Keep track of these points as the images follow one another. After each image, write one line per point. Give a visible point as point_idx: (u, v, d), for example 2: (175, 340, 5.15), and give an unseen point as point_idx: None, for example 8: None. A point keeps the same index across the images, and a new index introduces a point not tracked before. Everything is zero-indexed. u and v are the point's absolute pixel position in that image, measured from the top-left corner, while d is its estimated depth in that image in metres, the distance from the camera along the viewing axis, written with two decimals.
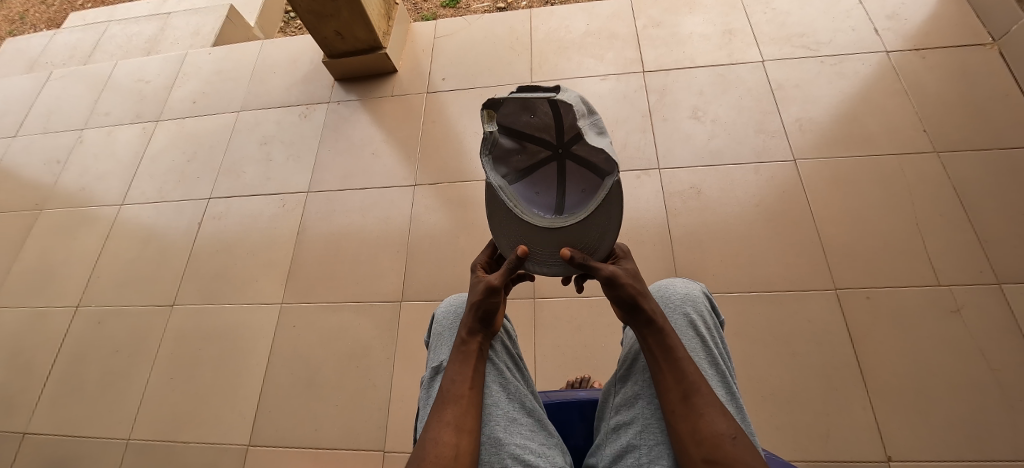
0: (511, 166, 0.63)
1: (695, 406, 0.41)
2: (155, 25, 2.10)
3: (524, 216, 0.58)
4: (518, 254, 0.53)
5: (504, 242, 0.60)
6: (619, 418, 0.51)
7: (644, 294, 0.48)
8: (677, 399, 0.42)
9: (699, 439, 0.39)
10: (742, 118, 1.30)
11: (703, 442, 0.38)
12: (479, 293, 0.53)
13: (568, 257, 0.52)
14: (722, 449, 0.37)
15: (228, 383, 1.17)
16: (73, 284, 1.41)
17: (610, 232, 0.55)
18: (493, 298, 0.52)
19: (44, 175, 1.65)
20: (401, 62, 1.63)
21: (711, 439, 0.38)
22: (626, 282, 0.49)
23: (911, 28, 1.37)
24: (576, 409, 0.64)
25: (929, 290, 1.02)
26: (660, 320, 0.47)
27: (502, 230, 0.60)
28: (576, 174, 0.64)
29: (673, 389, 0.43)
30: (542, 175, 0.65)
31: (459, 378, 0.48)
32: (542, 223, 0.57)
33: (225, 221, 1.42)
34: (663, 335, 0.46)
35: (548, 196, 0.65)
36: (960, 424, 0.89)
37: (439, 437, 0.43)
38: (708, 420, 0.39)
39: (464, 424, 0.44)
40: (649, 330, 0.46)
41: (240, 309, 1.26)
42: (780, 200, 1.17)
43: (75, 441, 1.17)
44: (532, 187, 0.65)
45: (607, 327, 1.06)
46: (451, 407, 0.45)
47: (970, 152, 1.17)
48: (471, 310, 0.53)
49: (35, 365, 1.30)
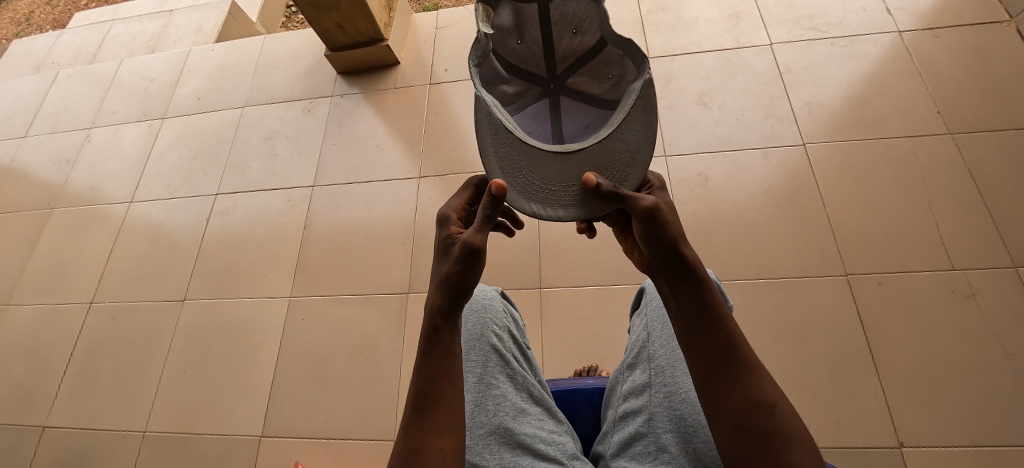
0: (504, 96, 0.62)
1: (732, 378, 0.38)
2: (158, 22, 2.11)
3: (532, 144, 0.52)
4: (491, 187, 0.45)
5: (495, 175, 0.50)
6: (628, 406, 0.53)
7: (658, 244, 0.42)
8: (706, 366, 0.39)
9: (731, 406, 0.37)
10: (749, 103, 1.28)
11: (738, 409, 0.36)
12: (450, 265, 0.44)
13: (593, 185, 0.46)
14: (758, 416, 0.36)
15: (240, 375, 1.19)
16: (86, 281, 1.43)
17: (643, 157, 0.50)
18: (472, 256, 0.43)
19: (54, 174, 1.67)
20: (402, 54, 1.62)
21: (744, 406, 0.36)
22: (650, 224, 0.42)
23: (924, 7, 1.33)
24: (584, 397, 0.64)
25: (942, 274, 1.01)
26: (700, 266, 0.41)
27: (506, 161, 0.50)
28: (571, 109, 0.64)
29: (700, 356, 0.39)
30: (534, 111, 0.65)
31: (439, 374, 0.40)
32: (554, 150, 0.52)
33: (232, 217, 1.43)
34: (705, 287, 0.40)
35: (544, 131, 0.64)
36: (972, 408, 0.88)
37: (432, 446, 0.36)
38: (745, 386, 0.37)
39: (455, 423, 0.38)
40: (688, 280, 0.41)
41: (249, 303, 1.27)
42: (789, 186, 1.15)
43: (93, 435, 1.19)
44: (526, 121, 0.64)
45: (615, 316, 1.06)
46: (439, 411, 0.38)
47: (985, 133, 1.14)
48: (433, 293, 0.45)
49: (51, 361, 1.32)
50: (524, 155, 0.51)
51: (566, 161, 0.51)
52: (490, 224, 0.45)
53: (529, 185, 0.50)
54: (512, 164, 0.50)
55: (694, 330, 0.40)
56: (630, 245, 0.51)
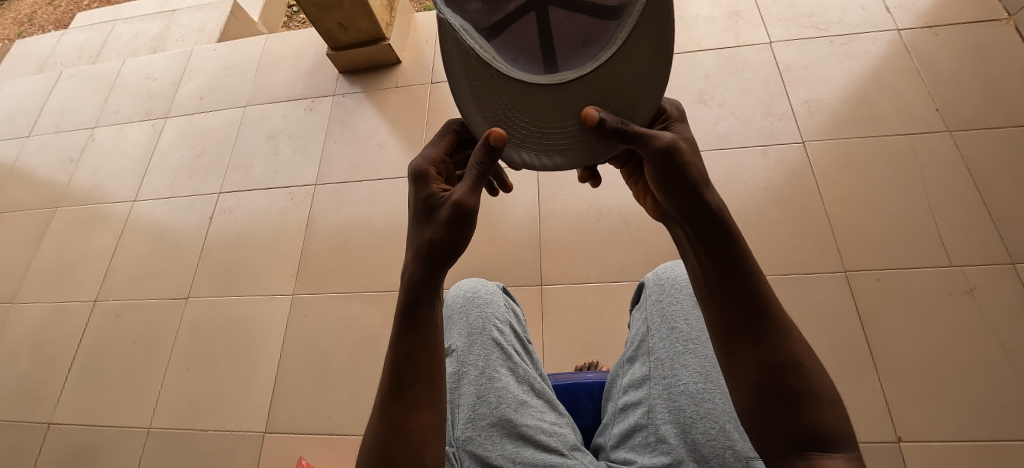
0: (468, 18, 0.43)
1: (761, 337, 0.38)
2: (161, 22, 2.12)
3: (514, 74, 0.43)
4: (490, 138, 0.41)
5: (474, 118, 0.45)
6: (628, 398, 0.54)
7: (686, 193, 0.41)
8: (735, 321, 0.39)
9: (754, 366, 0.38)
10: (749, 101, 1.29)
11: (762, 369, 0.38)
12: (436, 230, 0.42)
13: (595, 122, 0.40)
14: (782, 376, 0.37)
15: (243, 371, 1.20)
16: (91, 279, 1.44)
17: (654, 85, 0.42)
18: (465, 219, 0.42)
19: (58, 173, 1.68)
20: (403, 53, 1.63)
21: (769, 367, 0.38)
22: (671, 168, 0.41)
23: (923, 5, 1.34)
24: (585, 391, 0.65)
25: (942, 271, 1.01)
26: (727, 214, 0.41)
27: (485, 101, 0.44)
28: (570, 22, 0.42)
29: (727, 312, 0.39)
30: (515, 30, 0.43)
31: (418, 353, 0.41)
32: (545, 81, 0.43)
33: (235, 215, 1.44)
34: (735, 239, 0.40)
35: (534, 61, 0.44)
36: (970, 403, 0.89)
37: (413, 423, 0.39)
38: (774, 345, 0.38)
39: (435, 402, 0.41)
40: (716, 229, 0.40)
41: (253, 300, 1.28)
42: (788, 183, 1.16)
43: (99, 431, 1.21)
44: (505, 53, 0.44)
45: (615, 312, 1.07)
46: (418, 386, 0.40)
47: (984, 131, 1.14)
48: (412, 261, 0.43)
49: (57, 358, 1.33)
50: (507, 90, 0.43)
51: (558, 94, 0.42)
52: (481, 179, 0.43)
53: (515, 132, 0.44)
54: (495, 104, 0.44)
55: (723, 285, 0.39)
56: (642, 190, 0.53)
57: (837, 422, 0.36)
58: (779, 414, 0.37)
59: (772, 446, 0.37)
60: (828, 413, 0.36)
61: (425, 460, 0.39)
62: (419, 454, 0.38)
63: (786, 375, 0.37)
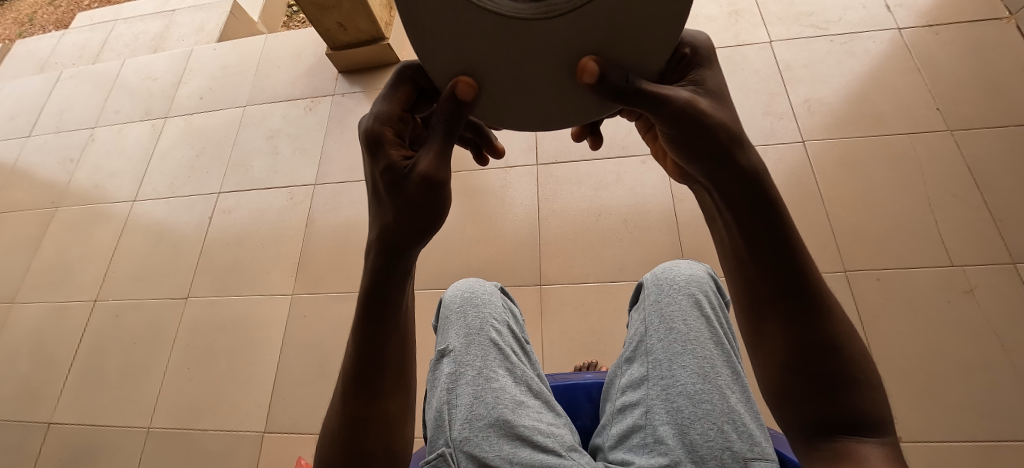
0: None
1: (789, 315, 0.37)
2: (161, 22, 2.11)
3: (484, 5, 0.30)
4: (456, 91, 0.35)
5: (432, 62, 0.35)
6: (626, 399, 0.54)
7: (709, 163, 0.36)
8: (766, 298, 0.38)
9: (785, 346, 0.38)
10: (749, 100, 1.28)
11: (795, 350, 0.37)
12: (406, 206, 0.34)
13: (591, 81, 0.33)
14: (818, 359, 0.36)
15: (243, 371, 1.20)
16: (91, 279, 1.44)
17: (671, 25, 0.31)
18: (435, 197, 0.34)
19: (58, 173, 1.68)
20: (403, 53, 1.62)
21: (804, 349, 0.37)
22: (693, 130, 0.34)
23: (924, 4, 1.33)
24: (583, 391, 0.65)
25: (942, 271, 1.01)
26: (765, 178, 0.35)
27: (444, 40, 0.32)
28: None
29: (759, 289, 0.38)
30: None
31: (389, 344, 0.40)
32: (524, 19, 0.30)
33: (235, 215, 1.44)
34: (777, 211, 0.35)
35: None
36: (970, 403, 0.89)
37: (382, 410, 0.40)
38: (812, 327, 0.36)
39: (403, 388, 0.42)
40: (756, 201, 0.35)
41: (252, 300, 1.28)
42: (788, 183, 1.16)
43: (99, 431, 1.21)
44: None
45: (614, 312, 1.07)
46: (391, 378, 0.40)
47: (985, 130, 1.14)
48: (375, 246, 0.37)
49: (57, 358, 1.34)
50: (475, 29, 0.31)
51: (544, 39, 0.32)
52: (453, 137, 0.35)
53: (491, 86, 0.36)
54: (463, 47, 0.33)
55: (753, 263, 0.37)
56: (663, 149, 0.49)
57: (875, 406, 0.36)
58: (813, 395, 0.37)
59: (802, 424, 0.38)
60: (867, 397, 0.36)
61: (393, 441, 0.41)
62: (386, 436, 0.40)
63: (819, 358, 0.36)
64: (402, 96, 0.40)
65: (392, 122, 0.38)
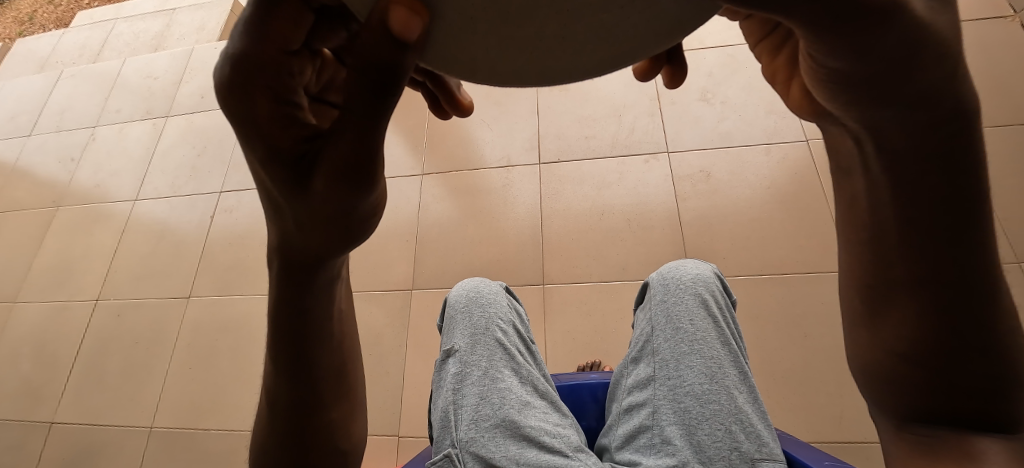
0: None
1: (945, 311, 0.31)
2: (161, 21, 2.06)
3: None
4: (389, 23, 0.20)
5: None
6: (632, 399, 0.54)
7: (898, 111, 0.25)
8: (930, 291, 0.30)
9: (935, 348, 0.32)
10: (752, 99, 1.28)
11: (944, 352, 0.31)
12: (315, 218, 0.28)
13: None
14: (972, 361, 0.31)
15: (246, 371, 1.20)
16: (92, 279, 1.44)
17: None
18: (344, 207, 0.27)
19: (59, 173, 1.68)
20: None
21: (961, 350, 0.31)
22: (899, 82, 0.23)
23: None
24: (588, 391, 0.65)
25: None
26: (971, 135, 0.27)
27: None
28: None
29: (912, 277, 0.31)
30: None
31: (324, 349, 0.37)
32: None
33: (236, 214, 1.44)
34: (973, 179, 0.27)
35: None
36: None
37: (321, 419, 0.38)
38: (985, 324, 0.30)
39: (342, 396, 0.40)
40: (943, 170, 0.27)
41: (253, 300, 1.28)
42: (792, 182, 1.15)
43: (102, 430, 1.21)
44: None
45: (617, 312, 1.07)
46: (328, 395, 0.38)
47: (989, 129, 1.14)
48: (277, 259, 0.32)
49: (58, 358, 1.33)
50: None
51: None
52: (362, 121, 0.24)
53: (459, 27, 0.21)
54: None
55: (914, 250, 0.30)
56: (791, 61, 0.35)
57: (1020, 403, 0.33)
58: (932, 390, 0.34)
59: (906, 411, 0.36)
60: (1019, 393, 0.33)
61: (334, 446, 0.40)
62: (324, 445, 0.39)
63: (968, 358, 0.31)
64: (286, 21, 0.28)
65: (268, 66, 0.28)
